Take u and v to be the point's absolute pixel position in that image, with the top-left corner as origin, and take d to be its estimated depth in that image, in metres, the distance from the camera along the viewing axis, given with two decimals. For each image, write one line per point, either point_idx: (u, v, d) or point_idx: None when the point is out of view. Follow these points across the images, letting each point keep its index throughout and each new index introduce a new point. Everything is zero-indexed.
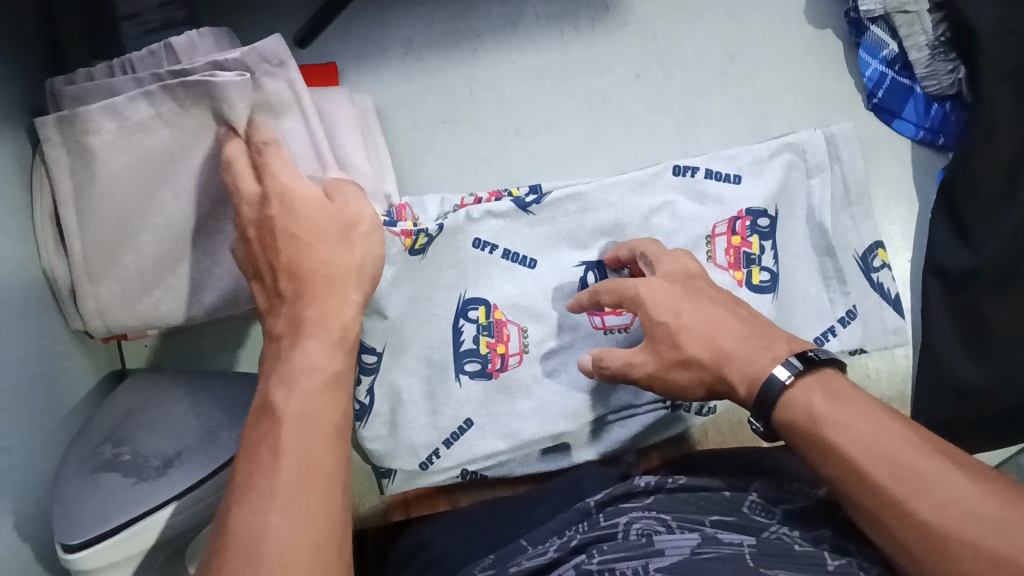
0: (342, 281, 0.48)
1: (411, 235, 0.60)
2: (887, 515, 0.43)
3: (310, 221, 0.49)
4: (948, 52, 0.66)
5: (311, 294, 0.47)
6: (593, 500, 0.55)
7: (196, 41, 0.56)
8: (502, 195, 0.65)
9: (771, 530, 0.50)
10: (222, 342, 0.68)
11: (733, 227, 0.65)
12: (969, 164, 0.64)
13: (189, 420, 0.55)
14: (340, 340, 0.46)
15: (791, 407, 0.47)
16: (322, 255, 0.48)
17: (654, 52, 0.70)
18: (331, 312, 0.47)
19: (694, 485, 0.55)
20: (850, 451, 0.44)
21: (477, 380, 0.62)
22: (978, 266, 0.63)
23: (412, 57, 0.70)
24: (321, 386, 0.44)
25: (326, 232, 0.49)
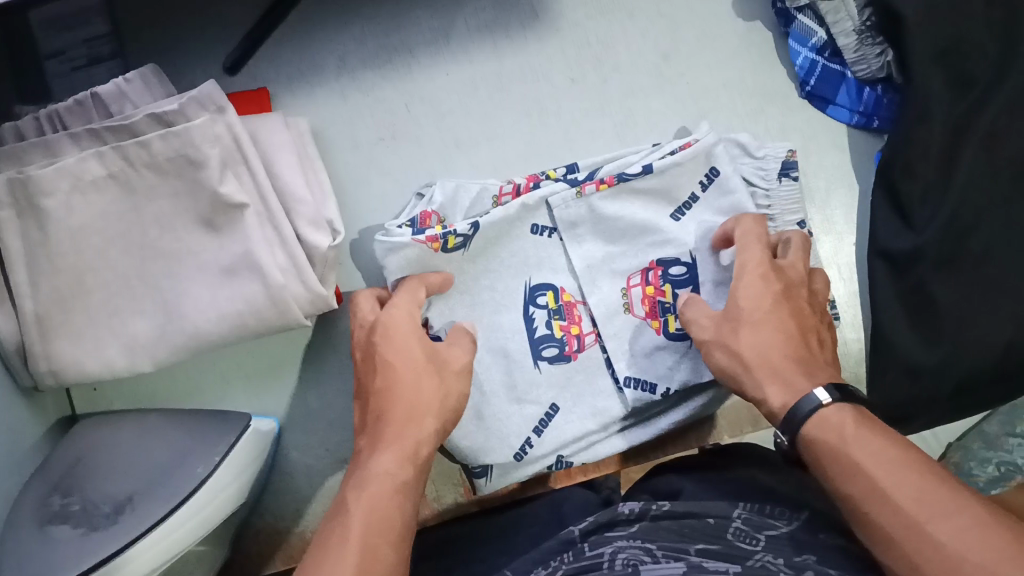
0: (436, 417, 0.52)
1: (440, 239, 0.61)
2: (897, 532, 0.43)
3: (403, 353, 0.53)
4: (875, 36, 0.66)
5: (392, 406, 0.51)
6: (577, 529, 0.56)
7: (125, 86, 0.60)
8: (540, 178, 0.65)
9: (756, 558, 0.49)
10: (173, 375, 0.67)
11: (646, 278, 0.65)
12: (904, 148, 0.64)
13: (141, 465, 0.55)
14: (411, 454, 0.49)
15: (821, 426, 0.48)
16: (412, 381, 0.52)
17: (589, 55, 0.70)
18: (415, 422, 0.51)
19: (680, 511, 0.56)
20: (881, 469, 0.45)
21: (557, 363, 0.65)
22: (921, 247, 0.64)
23: (346, 77, 0.69)
24: (389, 496, 0.47)
25: (422, 366, 0.53)
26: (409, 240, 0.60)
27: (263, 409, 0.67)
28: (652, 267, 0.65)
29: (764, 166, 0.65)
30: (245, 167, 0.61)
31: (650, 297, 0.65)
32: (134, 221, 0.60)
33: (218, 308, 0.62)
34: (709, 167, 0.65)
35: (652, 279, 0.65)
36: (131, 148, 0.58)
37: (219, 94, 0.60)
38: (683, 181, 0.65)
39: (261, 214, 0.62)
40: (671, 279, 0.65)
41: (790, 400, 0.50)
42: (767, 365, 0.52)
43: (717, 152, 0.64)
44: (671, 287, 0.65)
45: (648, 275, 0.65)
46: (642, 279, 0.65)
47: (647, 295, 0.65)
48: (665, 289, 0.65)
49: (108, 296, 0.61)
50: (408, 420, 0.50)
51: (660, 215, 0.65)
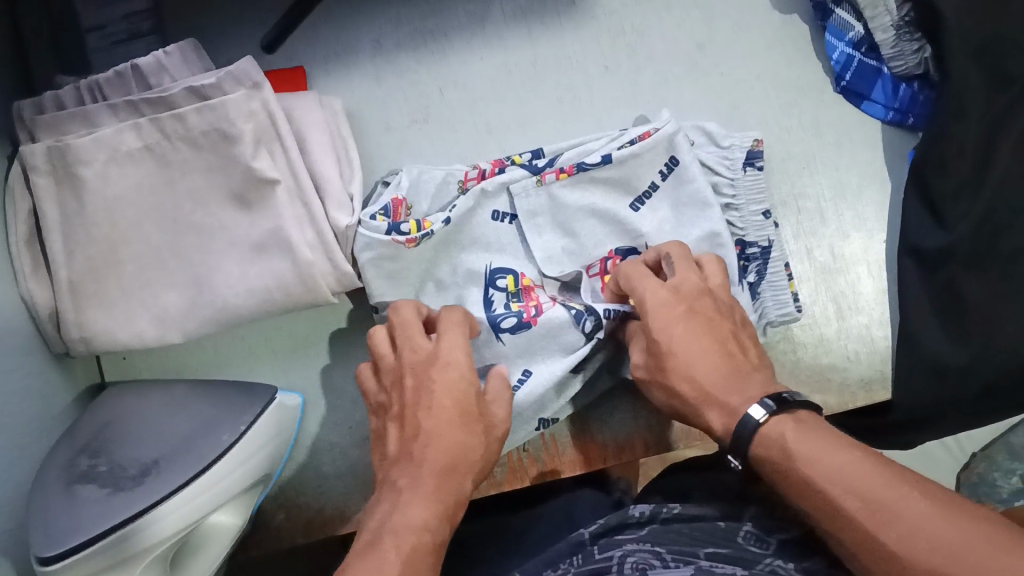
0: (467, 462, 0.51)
1: (417, 239, 0.63)
2: (862, 546, 0.42)
3: (453, 398, 0.52)
4: (913, 32, 0.65)
5: (431, 455, 0.49)
6: (587, 531, 0.55)
7: (164, 59, 0.61)
8: (506, 163, 0.66)
9: (765, 563, 0.50)
10: (199, 349, 0.67)
11: (606, 265, 0.66)
12: (939, 145, 0.64)
13: (166, 430, 0.56)
14: (449, 511, 0.48)
15: (766, 444, 0.48)
16: (456, 438, 0.51)
17: (623, 44, 0.70)
18: (461, 475, 0.50)
19: (688, 515, 0.56)
20: (833, 484, 0.44)
21: (519, 332, 0.62)
22: (953, 245, 0.63)
23: (381, 59, 0.70)
24: (427, 548, 0.45)
25: (466, 415, 0.52)
26: (387, 237, 0.62)
27: (288, 385, 0.67)
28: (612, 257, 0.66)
29: (729, 156, 0.66)
30: (278, 144, 0.62)
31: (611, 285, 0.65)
32: (168, 193, 0.61)
33: (247, 283, 0.62)
34: (669, 157, 0.65)
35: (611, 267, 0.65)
36: (168, 120, 0.59)
37: (256, 71, 0.61)
38: (643, 170, 0.66)
39: (292, 191, 0.62)
40: None
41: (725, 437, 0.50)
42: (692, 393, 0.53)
43: (677, 141, 0.65)
44: None
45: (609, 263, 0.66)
46: (599, 269, 0.65)
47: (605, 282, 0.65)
48: None
49: (140, 267, 0.61)
50: (445, 476, 0.49)
51: (620, 204, 0.66)
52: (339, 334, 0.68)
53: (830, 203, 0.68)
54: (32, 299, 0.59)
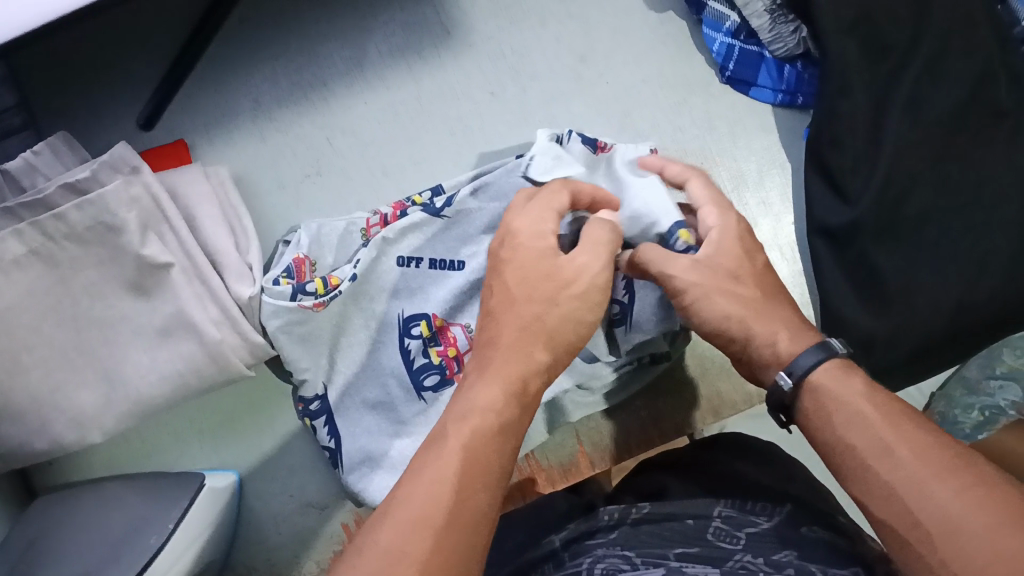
0: (557, 337, 0.46)
1: (324, 301, 0.62)
2: (902, 490, 0.39)
3: (535, 270, 0.47)
4: (787, 13, 0.65)
5: (504, 338, 0.46)
6: (558, 539, 0.57)
7: (35, 159, 0.59)
8: (408, 204, 0.65)
9: (735, 560, 0.50)
10: (126, 439, 0.66)
11: None
12: (830, 122, 0.64)
13: (99, 543, 0.55)
14: (527, 382, 0.44)
15: (824, 380, 0.44)
16: (540, 305, 0.46)
17: (505, 66, 0.69)
18: (552, 330, 0.46)
19: (658, 511, 0.57)
20: (882, 437, 0.41)
21: (441, 389, 0.65)
22: (858, 218, 0.63)
23: (263, 117, 0.68)
24: (488, 434, 0.41)
25: (553, 289, 0.47)
26: (293, 305, 0.61)
27: (220, 463, 0.66)
28: None
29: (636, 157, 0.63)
30: (167, 226, 0.61)
31: None
32: (62, 293, 0.59)
33: (157, 370, 0.62)
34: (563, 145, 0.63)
35: None
36: (48, 222, 0.57)
37: (132, 154, 0.61)
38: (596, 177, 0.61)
39: (189, 270, 0.61)
40: None
41: (784, 355, 0.46)
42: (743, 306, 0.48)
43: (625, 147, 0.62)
44: None
45: None
46: None
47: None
48: None
49: (47, 371, 0.59)
50: (520, 349, 0.45)
51: None
52: (264, 401, 0.67)
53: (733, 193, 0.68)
54: None
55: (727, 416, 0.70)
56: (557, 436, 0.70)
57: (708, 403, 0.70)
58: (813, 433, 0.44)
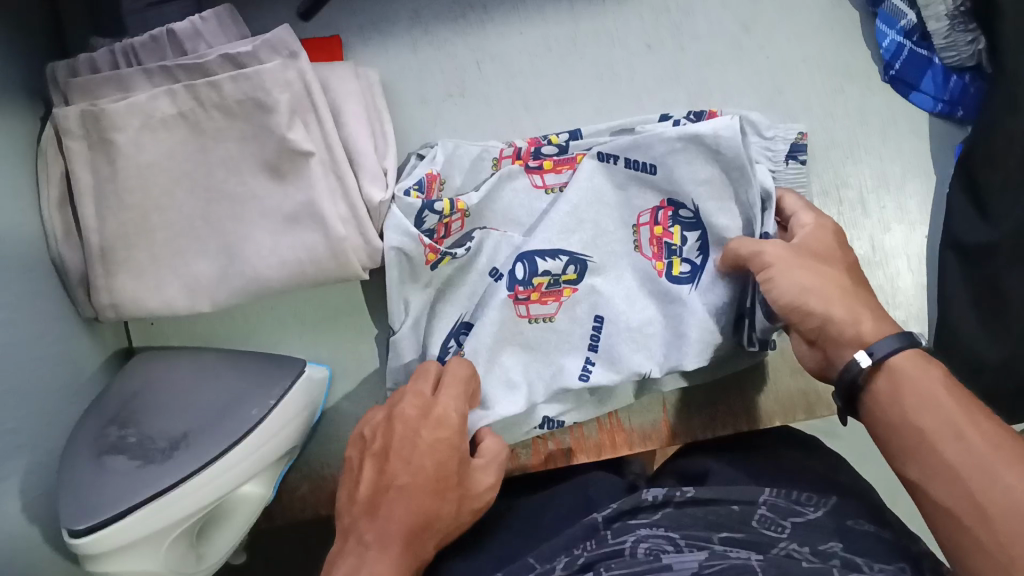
0: (437, 524, 0.55)
1: (438, 253, 0.62)
2: (962, 470, 0.46)
3: (428, 458, 0.55)
4: (967, 23, 0.64)
5: (398, 515, 0.54)
6: (600, 515, 0.56)
7: (200, 26, 0.60)
8: (542, 142, 0.66)
9: (780, 547, 0.52)
10: (228, 318, 0.67)
11: (656, 216, 0.64)
12: (990, 139, 0.62)
13: (199, 401, 0.56)
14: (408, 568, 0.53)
15: (905, 365, 0.50)
16: (416, 510, 0.54)
17: (667, 21, 0.68)
18: (391, 529, 0.53)
19: (703, 496, 0.57)
20: (955, 421, 0.47)
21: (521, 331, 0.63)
22: (997, 242, 0.61)
23: (419, 29, 0.68)
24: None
25: (436, 495, 0.54)
26: (415, 236, 0.61)
27: (315, 356, 0.67)
28: (651, 215, 0.64)
29: (772, 147, 0.64)
30: (314, 116, 0.61)
31: (658, 236, 0.63)
32: (199, 160, 0.60)
33: (278, 254, 0.61)
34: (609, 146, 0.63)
35: (660, 219, 0.63)
36: (203, 88, 0.58)
37: (292, 40, 0.60)
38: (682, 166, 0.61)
39: (327, 163, 0.61)
40: (677, 255, 0.63)
41: (868, 337, 0.52)
42: (833, 297, 0.54)
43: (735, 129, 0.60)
44: (670, 252, 0.63)
45: (647, 219, 0.64)
46: (649, 219, 0.64)
47: (654, 236, 0.63)
48: (665, 237, 0.63)
49: (172, 235, 0.61)
50: (411, 541, 0.53)
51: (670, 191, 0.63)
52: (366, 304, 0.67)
53: (872, 193, 0.68)
54: (63, 261, 0.60)
55: (821, 415, 0.69)
56: (641, 401, 0.69)
57: (802, 397, 0.69)
58: (880, 412, 0.51)
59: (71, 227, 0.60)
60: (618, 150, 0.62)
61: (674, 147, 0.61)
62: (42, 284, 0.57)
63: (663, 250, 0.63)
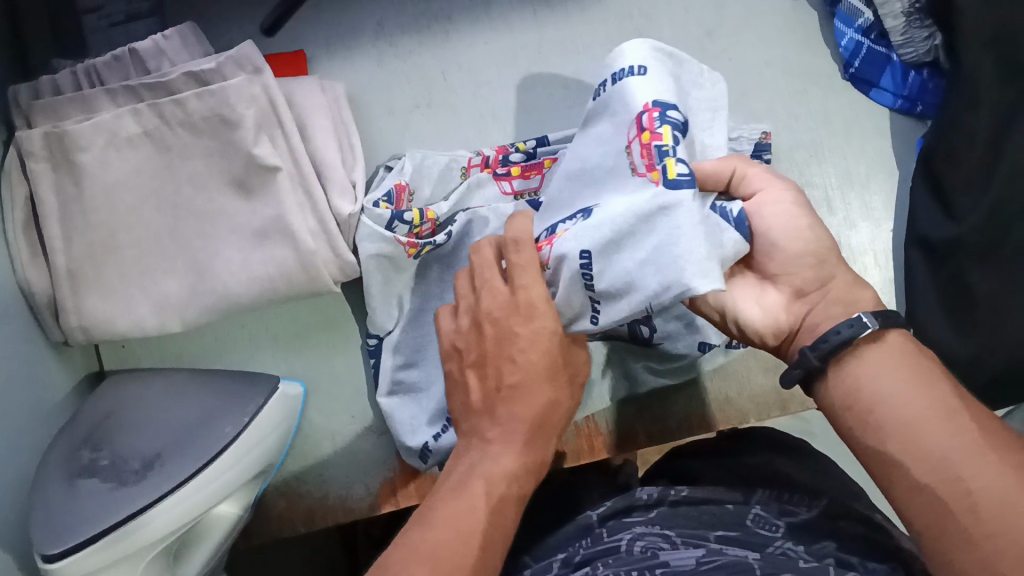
0: (553, 418, 0.53)
1: (417, 245, 0.62)
2: (949, 459, 0.46)
3: (540, 355, 0.52)
4: (923, 18, 0.65)
5: (521, 411, 0.52)
6: (595, 514, 0.58)
7: (163, 43, 0.60)
8: (510, 149, 0.66)
9: (775, 546, 0.53)
10: (200, 336, 0.67)
11: (641, 123, 0.49)
12: (949, 134, 0.64)
13: (171, 419, 0.56)
14: (523, 474, 0.52)
15: (892, 346, 0.50)
16: (530, 404, 0.52)
17: (629, 28, 0.69)
18: (524, 412, 0.52)
19: (698, 496, 0.58)
20: (943, 404, 0.47)
21: None
22: (961, 236, 0.62)
23: (383, 42, 0.69)
24: (495, 506, 0.50)
25: (551, 376, 0.53)
26: (390, 236, 0.61)
27: (289, 372, 0.67)
28: (645, 115, 0.49)
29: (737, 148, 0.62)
30: (280, 131, 0.60)
31: (648, 143, 0.48)
32: (167, 179, 0.60)
33: (248, 270, 0.61)
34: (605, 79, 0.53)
35: (647, 124, 0.49)
36: (168, 106, 0.58)
37: (258, 56, 0.60)
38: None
39: (295, 178, 0.61)
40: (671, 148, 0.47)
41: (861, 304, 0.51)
42: (824, 253, 0.52)
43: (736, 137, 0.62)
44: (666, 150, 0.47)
45: (643, 121, 0.49)
46: (637, 129, 0.49)
47: (642, 142, 0.48)
48: (654, 141, 0.48)
49: (140, 254, 0.60)
50: (534, 434, 0.52)
51: None
52: (340, 319, 0.67)
53: (837, 192, 0.68)
54: (30, 286, 0.59)
55: (795, 410, 0.70)
56: (620, 405, 0.68)
57: (777, 395, 0.69)
58: (852, 393, 0.50)
59: (37, 248, 0.59)
60: (606, 74, 0.53)
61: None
62: (9, 307, 0.57)
63: (658, 153, 0.47)
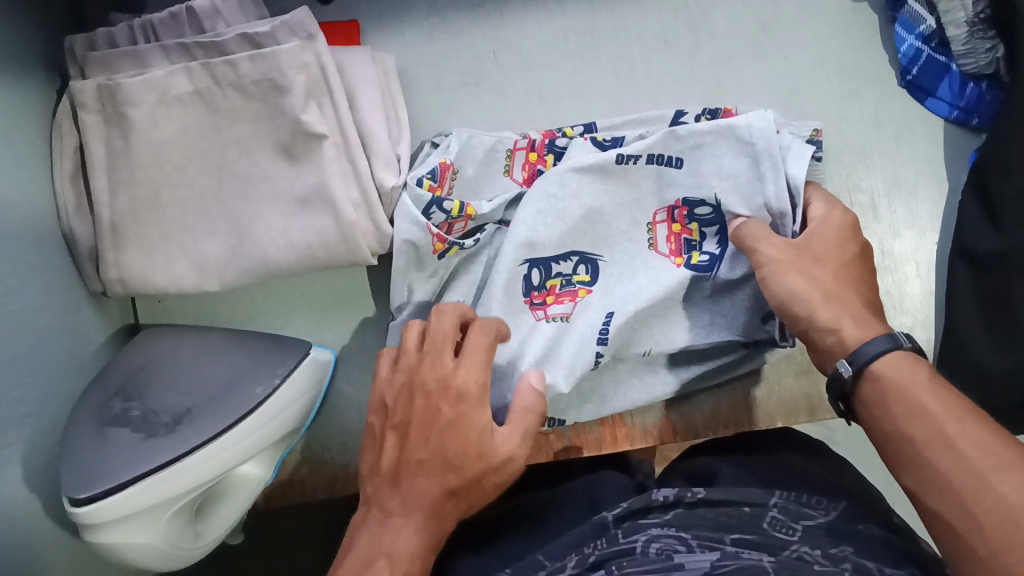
0: (471, 484, 0.54)
1: (445, 242, 0.61)
2: (960, 479, 0.46)
3: (473, 399, 0.54)
4: (987, 29, 0.63)
5: (431, 478, 0.53)
6: (610, 514, 0.57)
7: (219, 4, 0.60)
8: (557, 134, 0.66)
9: (792, 549, 0.52)
10: (234, 298, 0.67)
11: (673, 215, 0.63)
12: (1003, 147, 0.62)
13: (200, 377, 0.56)
14: (428, 549, 0.53)
15: (892, 368, 0.50)
16: (460, 443, 0.53)
17: (684, 19, 0.68)
18: (452, 473, 0.53)
19: (714, 498, 0.56)
20: (948, 424, 0.47)
21: None
22: (1007, 251, 0.62)
23: (436, 18, 0.69)
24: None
25: (477, 462, 0.53)
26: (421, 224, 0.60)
27: (320, 340, 0.67)
28: (679, 205, 0.62)
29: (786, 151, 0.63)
30: (329, 98, 0.61)
31: (676, 233, 0.62)
32: (214, 140, 0.60)
33: (287, 236, 0.61)
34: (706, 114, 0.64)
35: (677, 217, 0.62)
36: (220, 66, 0.58)
37: (311, 22, 0.60)
38: (707, 161, 0.61)
39: (340, 146, 0.61)
40: (699, 248, 0.62)
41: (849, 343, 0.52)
42: (826, 289, 0.55)
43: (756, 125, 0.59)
44: (692, 242, 0.62)
45: (676, 210, 0.62)
46: (665, 216, 0.63)
47: (673, 232, 0.63)
48: (685, 228, 0.62)
49: (182, 213, 0.61)
50: (443, 507, 0.53)
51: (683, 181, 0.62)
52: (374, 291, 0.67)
53: (885, 199, 0.67)
54: (73, 234, 0.60)
55: (822, 417, 0.69)
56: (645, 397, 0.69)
57: (805, 400, 0.69)
58: (873, 421, 0.51)
59: (82, 200, 0.60)
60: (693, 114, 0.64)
61: (704, 141, 0.60)
62: (52, 255, 0.58)
63: (683, 245, 0.62)
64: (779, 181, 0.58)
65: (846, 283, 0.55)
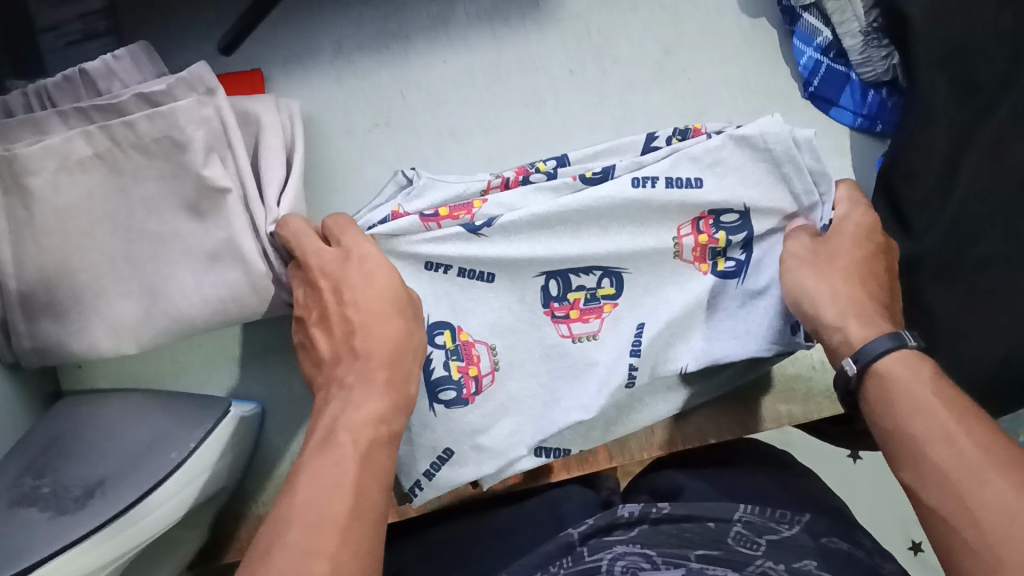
0: (404, 358, 0.54)
1: None
2: (955, 473, 0.45)
3: (379, 300, 0.54)
4: (881, 38, 0.65)
5: (373, 349, 0.53)
6: (576, 532, 0.56)
7: (114, 64, 0.60)
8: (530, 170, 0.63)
9: (756, 564, 0.50)
10: (158, 356, 0.67)
11: (697, 227, 0.63)
12: (907, 153, 0.63)
13: (115, 451, 0.55)
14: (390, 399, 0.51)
15: (893, 363, 0.51)
16: (381, 341, 0.53)
17: (589, 46, 0.69)
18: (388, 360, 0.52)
19: (679, 515, 0.57)
20: (946, 420, 0.47)
21: (454, 407, 0.61)
22: (919, 255, 0.63)
23: (341, 61, 0.68)
24: (373, 450, 0.48)
25: (397, 307, 0.55)
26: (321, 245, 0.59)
27: (248, 393, 0.67)
28: (703, 218, 0.63)
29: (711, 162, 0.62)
30: (230, 152, 0.61)
31: (703, 245, 0.63)
32: (120, 202, 0.59)
33: (201, 292, 0.61)
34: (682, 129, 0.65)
35: (703, 228, 0.63)
36: (119, 128, 0.58)
37: (210, 77, 0.60)
38: (728, 174, 0.63)
39: (246, 200, 0.61)
40: (727, 256, 0.63)
41: (857, 339, 0.54)
42: (852, 292, 0.56)
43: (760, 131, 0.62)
44: (719, 250, 0.63)
45: (700, 222, 0.63)
46: (692, 229, 0.63)
47: (699, 244, 0.63)
48: (710, 241, 0.63)
49: (93, 277, 0.60)
50: (392, 363, 0.53)
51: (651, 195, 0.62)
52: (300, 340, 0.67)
53: None
54: None
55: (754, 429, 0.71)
56: None
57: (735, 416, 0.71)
58: (874, 417, 0.51)
59: None
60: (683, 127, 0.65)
61: (721, 155, 0.62)
62: None
63: (711, 254, 0.63)
64: (803, 178, 0.62)
65: (864, 275, 0.57)
